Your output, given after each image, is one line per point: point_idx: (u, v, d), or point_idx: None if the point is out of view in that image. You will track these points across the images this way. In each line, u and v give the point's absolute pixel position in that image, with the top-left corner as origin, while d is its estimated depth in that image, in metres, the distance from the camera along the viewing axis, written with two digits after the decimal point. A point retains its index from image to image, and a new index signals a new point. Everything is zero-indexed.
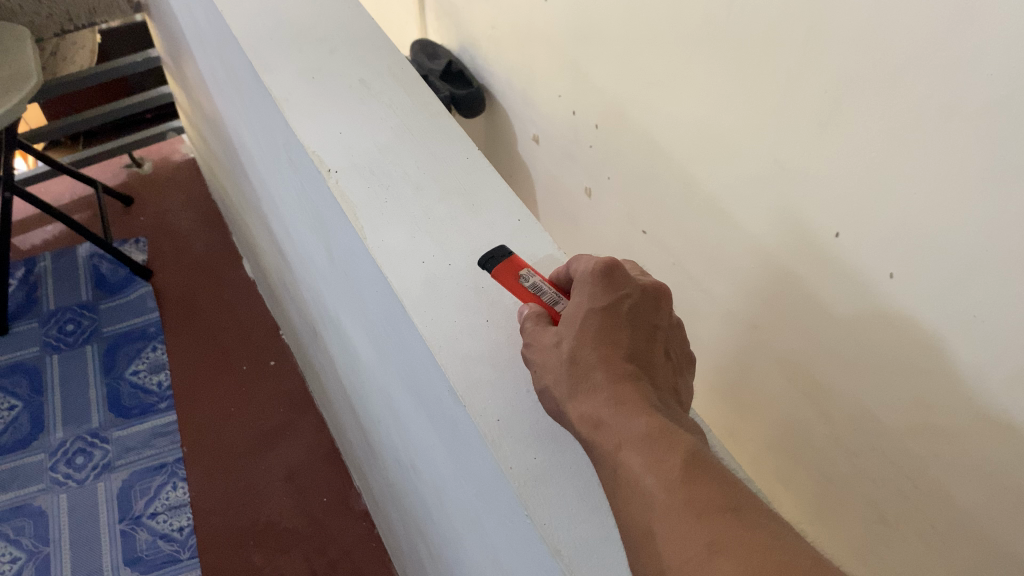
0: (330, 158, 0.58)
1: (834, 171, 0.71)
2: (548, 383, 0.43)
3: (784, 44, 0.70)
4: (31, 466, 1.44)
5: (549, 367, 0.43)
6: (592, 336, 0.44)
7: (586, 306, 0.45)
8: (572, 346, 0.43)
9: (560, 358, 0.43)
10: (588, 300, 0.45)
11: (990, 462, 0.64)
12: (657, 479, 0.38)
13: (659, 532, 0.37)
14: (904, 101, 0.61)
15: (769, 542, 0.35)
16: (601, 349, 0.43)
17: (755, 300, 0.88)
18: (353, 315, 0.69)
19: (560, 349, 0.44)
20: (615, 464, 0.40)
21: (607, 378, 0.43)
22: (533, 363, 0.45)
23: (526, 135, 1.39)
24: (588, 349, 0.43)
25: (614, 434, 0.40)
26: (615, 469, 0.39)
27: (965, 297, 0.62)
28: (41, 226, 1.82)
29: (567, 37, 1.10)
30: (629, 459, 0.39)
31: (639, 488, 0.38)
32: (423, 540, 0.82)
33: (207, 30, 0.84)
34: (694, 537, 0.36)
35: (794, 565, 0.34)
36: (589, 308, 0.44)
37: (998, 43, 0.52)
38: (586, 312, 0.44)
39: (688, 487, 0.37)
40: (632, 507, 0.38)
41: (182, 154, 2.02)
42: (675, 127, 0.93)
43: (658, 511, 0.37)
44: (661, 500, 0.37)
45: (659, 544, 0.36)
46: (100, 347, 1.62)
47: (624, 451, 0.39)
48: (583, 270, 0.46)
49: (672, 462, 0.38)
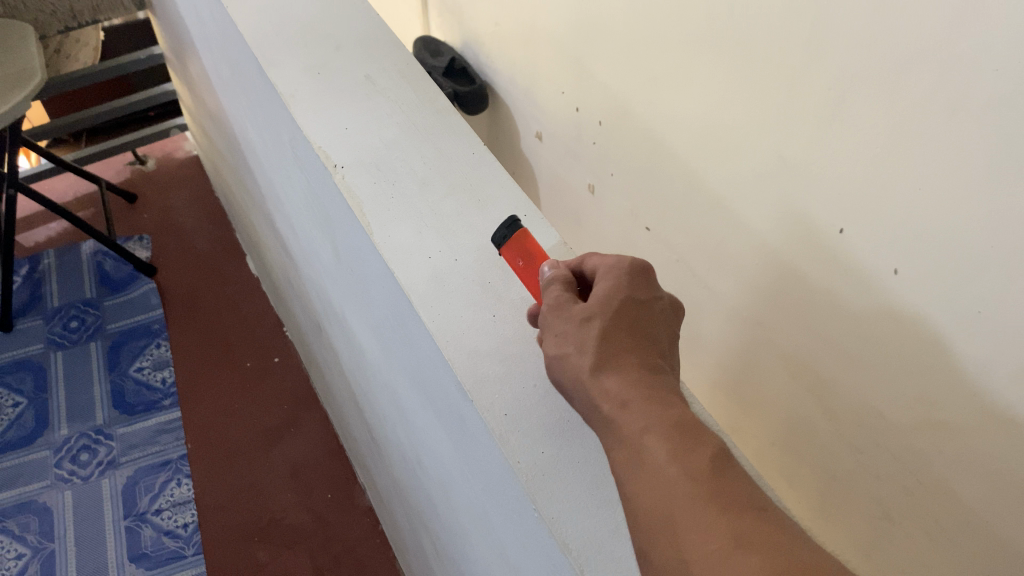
0: (336, 154, 0.57)
1: (839, 167, 0.71)
2: (571, 353, 0.43)
3: (790, 39, 0.70)
4: (36, 462, 1.45)
5: (575, 339, 0.43)
6: (626, 322, 0.44)
7: (625, 294, 0.45)
8: (604, 326, 0.43)
9: (592, 334, 0.43)
10: (626, 289, 0.45)
11: (994, 460, 0.64)
12: (684, 469, 0.38)
13: (683, 522, 0.36)
14: (910, 98, 0.60)
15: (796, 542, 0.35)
16: (636, 337, 0.44)
17: (759, 296, 0.88)
18: (358, 310, 0.69)
19: (591, 326, 0.43)
20: (641, 447, 0.39)
21: (635, 364, 0.42)
22: (556, 332, 0.44)
23: (529, 132, 1.39)
24: (621, 333, 0.43)
25: (644, 417, 0.40)
26: (641, 453, 0.39)
27: (971, 294, 0.61)
28: (46, 223, 1.82)
29: (571, 33, 1.10)
30: (656, 444, 0.39)
31: (665, 475, 0.38)
32: (428, 535, 0.83)
33: (211, 26, 0.84)
34: (719, 529, 0.35)
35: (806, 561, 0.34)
36: (626, 295, 0.45)
37: (1004, 39, 0.52)
38: (623, 299, 0.45)
39: (717, 482, 0.37)
40: (657, 493, 0.37)
41: (185, 151, 2.02)
42: (679, 124, 0.92)
43: (685, 501, 0.37)
44: (687, 489, 0.37)
45: (683, 533, 0.36)
46: (104, 344, 1.62)
47: (652, 435, 0.39)
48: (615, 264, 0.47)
49: (702, 454, 0.38)
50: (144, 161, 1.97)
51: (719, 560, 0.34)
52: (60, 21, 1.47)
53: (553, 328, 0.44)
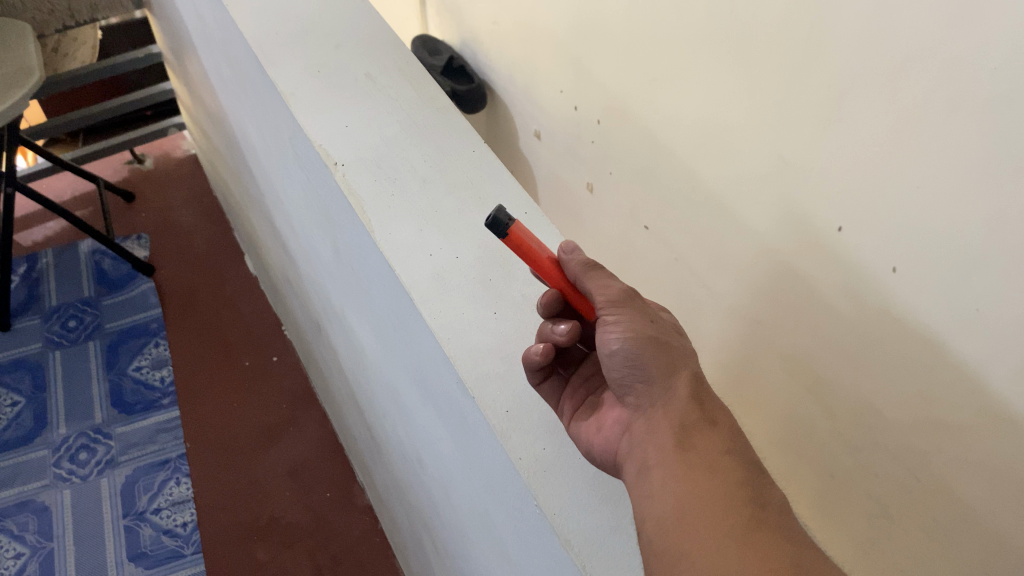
0: (337, 152, 0.57)
1: (837, 166, 0.71)
2: (675, 347, 0.42)
3: (791, 38, 0.70)
4: (34, 461, 1.45)
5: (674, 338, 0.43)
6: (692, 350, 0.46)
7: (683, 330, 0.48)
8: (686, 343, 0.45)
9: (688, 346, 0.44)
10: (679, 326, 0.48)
11: (994, 458, 0.64)
12: (752, 496, 0.37)
13: (743, 540, 0.35)
14: (909, 95, 0.61)
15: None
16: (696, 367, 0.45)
17: (758, 295, 0.88)
18: (359, 309, 0.69)
19: (685, 338, 0.44)
20: (715, 462, 0.38)
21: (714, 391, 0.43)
22: (652, 320, 0.42)
23: (527, 131, 1.39)
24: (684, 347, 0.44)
25: (723, 440, 0.39)
26: (713, 467, 0.38)
27: (969, 291, 0.62)
28: (43, 222, 1.82)
29: (569, 32, 1.10)
30: (731, 465, 0.38)
31: (732, 494, 0.37)
32: (427, 531, 0.83)
33: (211, 24, 0.84)
34: (778, 554, 0.34)
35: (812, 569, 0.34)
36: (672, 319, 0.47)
37: (1004, 37, 0.52)
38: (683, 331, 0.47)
39: (780, 517, 0.36)
40: (719, 508, 0.36)
41: (183, 151, 2.01)
42: (678, 123, 0.92)
43: (749, 522, 0.36)
44: (752, 513, 0.36)
45: (740, 549, 0.35)
46: (103, 343, 1.62)
47: (731, 457, 0.38)
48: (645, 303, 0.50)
49: (768, 491, 0.38)
50: (142, 161, 1.96)
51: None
52: (57, 19, 1.47)
53: (648, 314, 0.42)
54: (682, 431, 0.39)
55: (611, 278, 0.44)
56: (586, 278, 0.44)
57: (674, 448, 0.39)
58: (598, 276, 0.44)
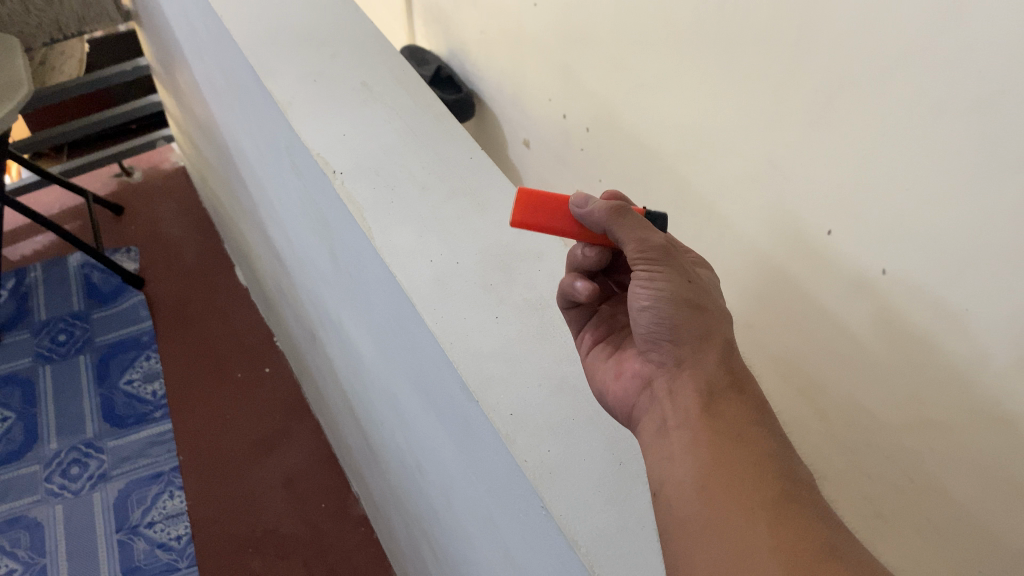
0: (335, 160, 0.58)
1: (825, 170, 0.72)
2: (710, 312, 0.43)
3: (779, 44, 0.72)
4: (25, 477, 1.43)
5: (710, 301, 0.44)
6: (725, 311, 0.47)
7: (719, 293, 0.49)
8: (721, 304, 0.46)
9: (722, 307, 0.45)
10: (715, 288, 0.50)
11: (984, 454, 0.65)
12: (780, 469, 0.39)
13: (768, 514, 0.36)
14: (896, 99, 0.63)
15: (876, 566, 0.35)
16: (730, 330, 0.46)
17: (748, 299, 0.90)
18: (356, 316, 0.69)
19: (721, 299, 0.45)
20: (741, 431, 0.40)
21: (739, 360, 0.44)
22: (689, 280, 0.43)
23: (516, 139, 1.40)
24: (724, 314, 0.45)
25: (750, 407, 0.41)
26: (741, 438, 0.40)
27: (958, 289, 0.63)
28: (32, 236, 1.81)
29: (558, 41, 1.12)
30: (759, 437, 0.40)
31: (759, 464, 0.38)
32: (426, 540, 0.83)
33: (203, 34, 0.84)
34: (805, 531, 0.36)
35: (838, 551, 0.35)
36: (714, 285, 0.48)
37: (990, 41, 0.54)
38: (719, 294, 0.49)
39: (808, 493, 0.38)
40: (747, 480, 0.38)
41: (172, 163, 2.01)
42: (667, 128, 0.94)
43: (775, 496, 0.37)
44: (780, 486, 0.38)
45: (767, 521, 0.36)
46: (93, 357, 1.60)
47: (759, 428, 0.40)
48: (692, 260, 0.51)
49: (795, 466, 0.39)
50: (130, 173, 1.95)
51: (805, 561, 0.34)
52: (46, 32, 1.47)
53: (686, 273, 0.43)
54: (708, 398, 0.41)
55: (649, 230, 0.44)
56: (623, 228, 0.44)
57: (699, 411, 0.41)
58: (633, 226, 0.44)
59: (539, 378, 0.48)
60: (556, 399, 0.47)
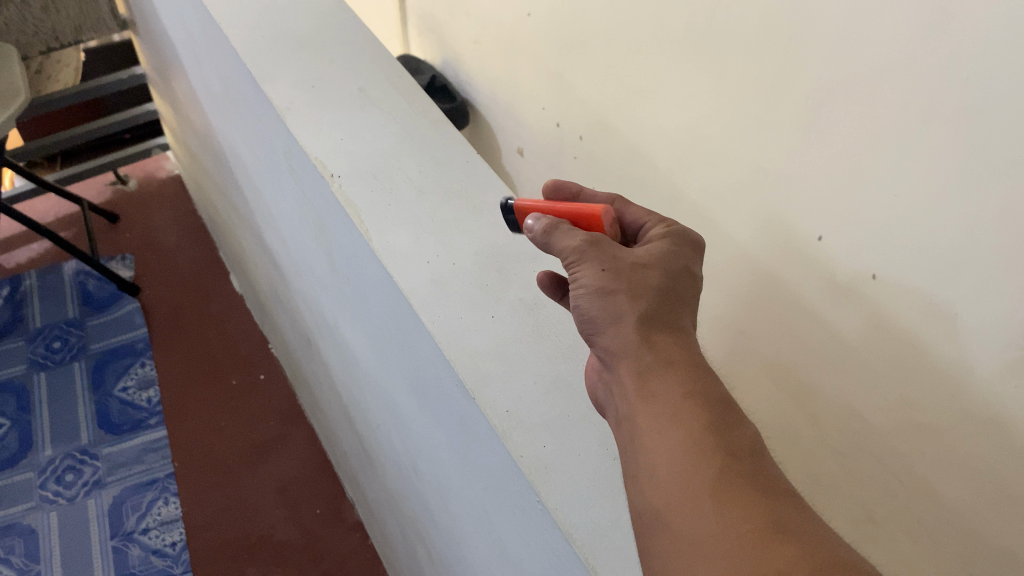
0: (333, 164, 0.59)
1: (815, 176, 0.74)
2: (623, 295, 0.41)
3: (770, 52, 0.74)
4: (19, 484, 1.42)
5: (627, 280, 0.42)
6: (678, 282, 0.43)
7: (679, 260, 0.44)
8: (658, 278, 0.42)
9: (648, 281, 0.42)
10: (683, 255, 0.45)
11: (974, 457, 0.66)
12: (721, 445, 0.36)
13: (714, 497, 0.34)
14: (884, 106, 0.64)
15: (832, 537, 0.33)
16: (685, 307, 0.43)
17: (739, 304, 0.91)
18: (353, 320, 0.70)
19: (650, 273, 0.42)
20: (677, 409, 0.38)
21: (676, 331, 0.42)
22: (607, 269, 0.42)
23: (510, 147, 1.41)
24: (671, 289, 0.43)
25: (684, 380, 0.39)
26: (677, 415, 0.37)
27: (948, 293, 0.64)
28: (27, 244, 1.80)
29: (551, 49, 1.13)
30: (694, 415, 0.37)
31: (699, 444, 0.36)
32: (422, 543, 0.83)
33: (201, 43, 0.85)
34: (753, 511, 0.34)
35: (788, 528, 0.33)
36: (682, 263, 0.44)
37: (975, 49, 0.56)
38: (679, 262, 0.44)
39: (753, 466, 0.36)
40: (688, 463, 0.36)
41: (167, 171, 2.01)
42: (659, 135, 0.95)
43: (722, 475, 0.35)
44: (723, 465, 0.35)
45: (714, 504, 0.34)
46: (88, 364, 1.60)
47: (695, 403, 0.38)
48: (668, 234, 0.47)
49: (739, 437, 0.37)
50: (126, 181, 1.96)
51: (750, 544, 0.33)
52: (42, 41, 1.48)
53: (605, 264, 0.42)
54: (642, 379, 0.39)
55: (572, 232, 0.44)
56: (551, 235, 0.45)
57: (636, 394, 0.39)
58: (558, 232, 0.44)
59: (534, 374, 0.48)
60: (552, 395, 0.47)
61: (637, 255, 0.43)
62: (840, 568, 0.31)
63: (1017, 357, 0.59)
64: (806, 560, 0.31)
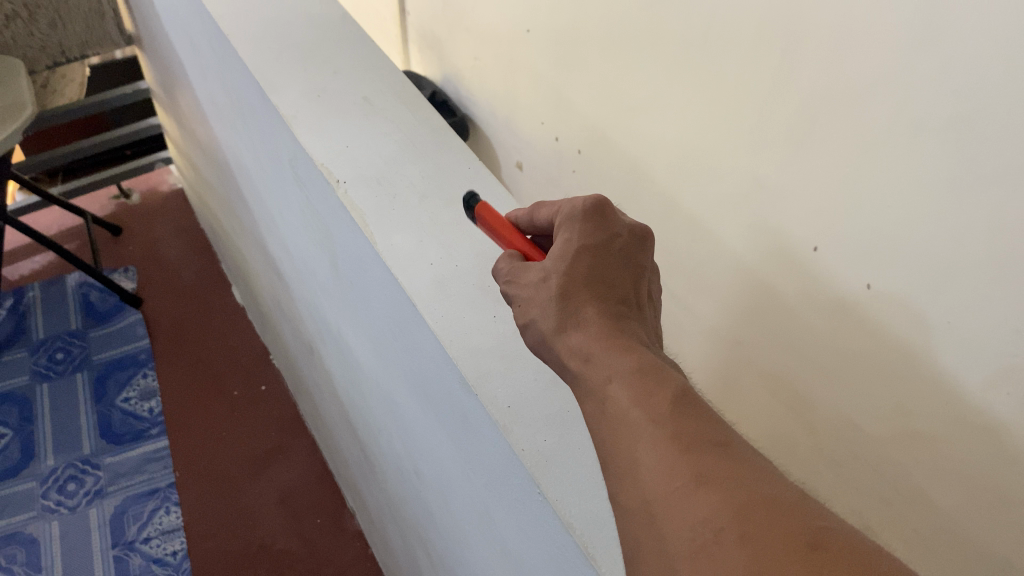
0: (338, 170, 0.60)
1: (810, 186, 0.75)
2: (536, 319, 0.43)
3: (762, 63, 0.76)
4: (21, 494, 1.43)
5: (538, 304, 0.43)
6: (581, 271, 0.43)
7: (576, 246, 0.44)
8: (561, 281, 0.43)
9: (550, 292, 0.42)
10: (580, 237, 0.44)
11: (967, 465, 0.67)
12: (644, 413, 0.36)
13: (644, 462, 0.35)
14: (874, 118, 0.66)
15: (756, 476, 0.33)
16: (600, 291, 0.43)
17: (735, 313, 0.92)
18: (356, 326, 0.71)
19: (549, 283, 0.43)
20: (605, 395, 0.38)
21: (594, 318, 0.41)
22: (522, 303, 0.44)
23: (510, 161, 1.43)
24: (577, 284, 0.43)
25: (609, 364, 0.39)
26: (605, 401, 0.38)
27: (940, 300, 0.66)
28: (30, 256, 1.82)
29: (549, 65, 1.15)
30: (617, 392, 0.38)
31: (625, 419, 0.37)
32: (422, 548, 0.84)
33: (207, 56, 0.87)
34: (680, 466, 0.34)
35: (715, 477, 0.33)
36: (579, 245, 0.44)
37: (965, 60, 0.58)
38: (576, 249, 0.44)
39: (681, 423, 0.36)
40: (620, 439, 0.36)
41: (169, 184, 2.03)
42: (655, 146, 0.97)
43: (649, 439, 0.35)
44: (648, 431, 0.35)
45: (645, 468, 0.35)
46: (91, 375, 1.61)
47: (615, 382, 0.38)
48: (569, 211, 0.46)
49: (662, 395, 0.36)
50: (129, 195, 1.98)
51: (680, 500, 0.33)
52: (48, 56, 1.49)
53: (521, 297, 0.44)
54: (578, 378, 0.40)
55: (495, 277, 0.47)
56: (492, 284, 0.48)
57: (580, 391, 0.40)
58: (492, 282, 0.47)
59: (535, 371, 0.49)
60: (551, 390, 0.49)
61: (541, 267, 0.44)
62: (763, 508, 0.32)
63: (1011, 364, 0.61)
64: (731, 506, 0.32)
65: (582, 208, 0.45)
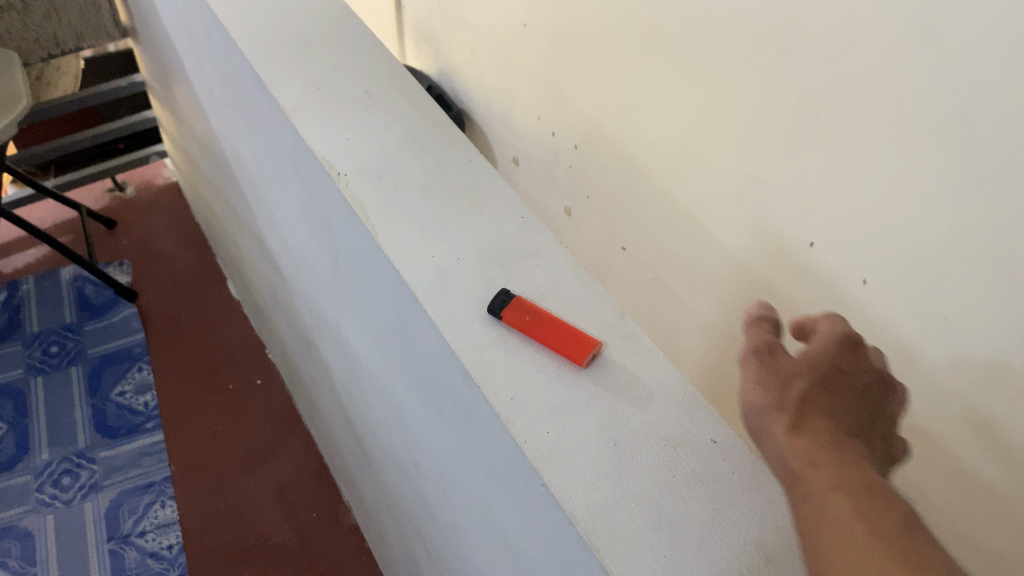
0: (339, 163, 0.60)
1: (807, 183, 0.76)
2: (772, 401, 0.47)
3: (760, 60, 0.76)
4: (16, 487, 1.42)
5: (773, 391, 0.48)
6: (823, 381, 0.48)
7: (828, 364, 0.50)
8: (803, 387, 0.48)
9: (792, 390, 0.47)
10: (832, 359, 0.51)
11: (962, 461, 0.69)
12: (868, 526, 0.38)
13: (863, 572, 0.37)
14: (871, 116, 0.67)
15: None
16: (837, 410, 0.47)
17: (732, 311, 0.94)
18: (356, 321, 0.71)
19: (795, 382, 0.48)
20: (821, 500, 0.40)
21: (827, 426, 0.46)
22: (762, 378, 0.49)
23: (506, 157, 1.43)
24: (817, 394, 0.47)
25: (829, 474, 0.41)
26: (822, 503, 0.40)
27: (936, 298, 0.66)
28: (24, 249, 1.80)
29: (545, 60, 1.15)
30: (835, 502, 0.40)
31: (845, 529, 0.39)
32: (420, 542, 0.84)
33: (205, 48, 0.87)
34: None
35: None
36: (827, 364, 0.50)
37: (961, 57, 0.58)
38: (827, 367, 0.50)
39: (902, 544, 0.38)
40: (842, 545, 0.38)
41: (164, 178, 2.02)
42: (652, 143, 0.98)
43: (867, 548, 0.38)
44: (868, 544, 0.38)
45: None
46: (85, 369, 1.60)
47: (834, 493, 0.40)
48: (823, 335, 0.52)
49: (883, 514, 0.39)
50: (124, 189, 1.96)
51: None
52: (42, 48, 1.48)
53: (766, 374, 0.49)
54: (792, 482, 0.42)
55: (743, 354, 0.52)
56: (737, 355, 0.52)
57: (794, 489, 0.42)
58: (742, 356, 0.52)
59: (537, 365, 0.49)
60: (552, 385, 0.48)
61: (790, 366, 0.50)
62: None
63: (1003, 360, 0.62)
64: None
65: (839, 335, 0.52)
